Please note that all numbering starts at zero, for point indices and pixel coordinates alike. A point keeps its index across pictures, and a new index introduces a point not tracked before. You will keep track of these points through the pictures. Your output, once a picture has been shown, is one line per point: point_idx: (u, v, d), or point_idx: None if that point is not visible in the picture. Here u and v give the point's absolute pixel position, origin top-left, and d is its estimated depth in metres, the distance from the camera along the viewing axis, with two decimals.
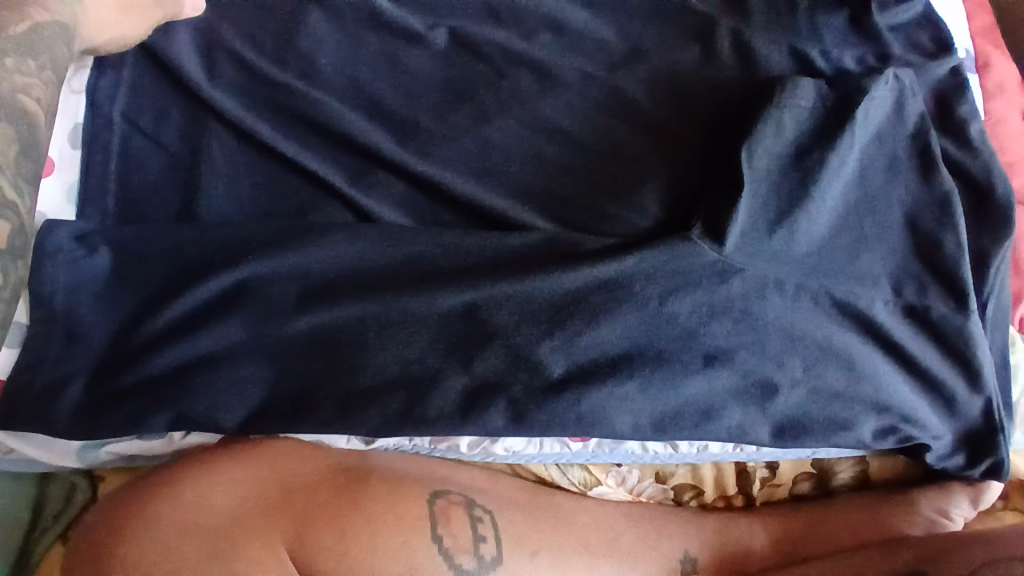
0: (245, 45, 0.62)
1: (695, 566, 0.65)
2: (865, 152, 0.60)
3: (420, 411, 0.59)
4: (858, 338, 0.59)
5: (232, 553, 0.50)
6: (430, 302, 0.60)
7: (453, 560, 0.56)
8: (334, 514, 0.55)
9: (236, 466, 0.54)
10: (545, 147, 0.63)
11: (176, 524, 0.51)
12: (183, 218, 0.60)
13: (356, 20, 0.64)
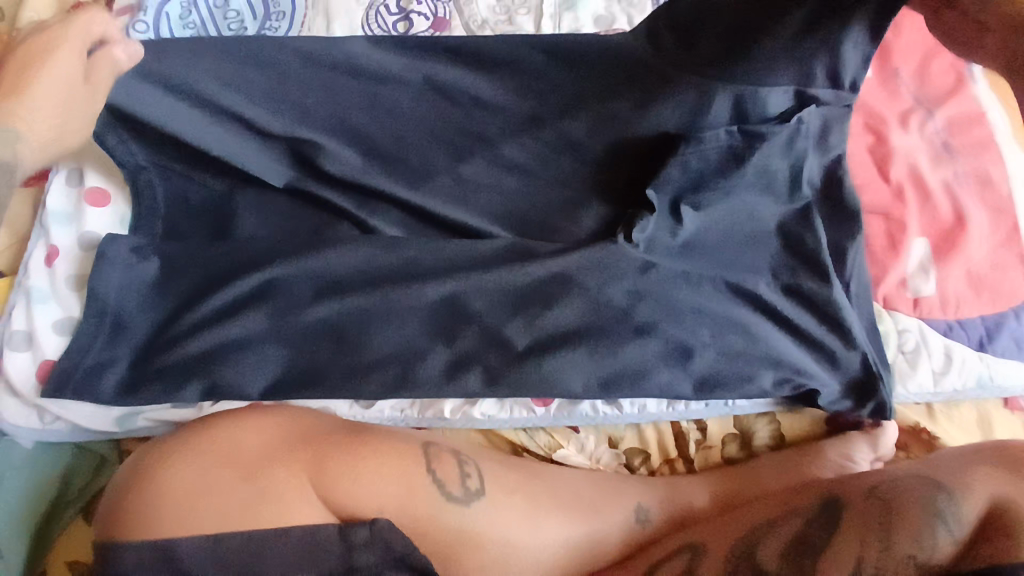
0: (243, 91, 0.74)
1: (649, 515, 0.76)
2: (755, 177, 0.78)
3: (411, 379, 0.72)
4: (749, 310, 0.76)
5: (263, 478, 0.62)
6: (416, 295, 0.73)
7: (444, 489, 0.67)
8: (347, 453, 0.66)
9: (261, 418, 0.68)
10: (507, 178, 0.81)
11: (216, 457, 0.63)
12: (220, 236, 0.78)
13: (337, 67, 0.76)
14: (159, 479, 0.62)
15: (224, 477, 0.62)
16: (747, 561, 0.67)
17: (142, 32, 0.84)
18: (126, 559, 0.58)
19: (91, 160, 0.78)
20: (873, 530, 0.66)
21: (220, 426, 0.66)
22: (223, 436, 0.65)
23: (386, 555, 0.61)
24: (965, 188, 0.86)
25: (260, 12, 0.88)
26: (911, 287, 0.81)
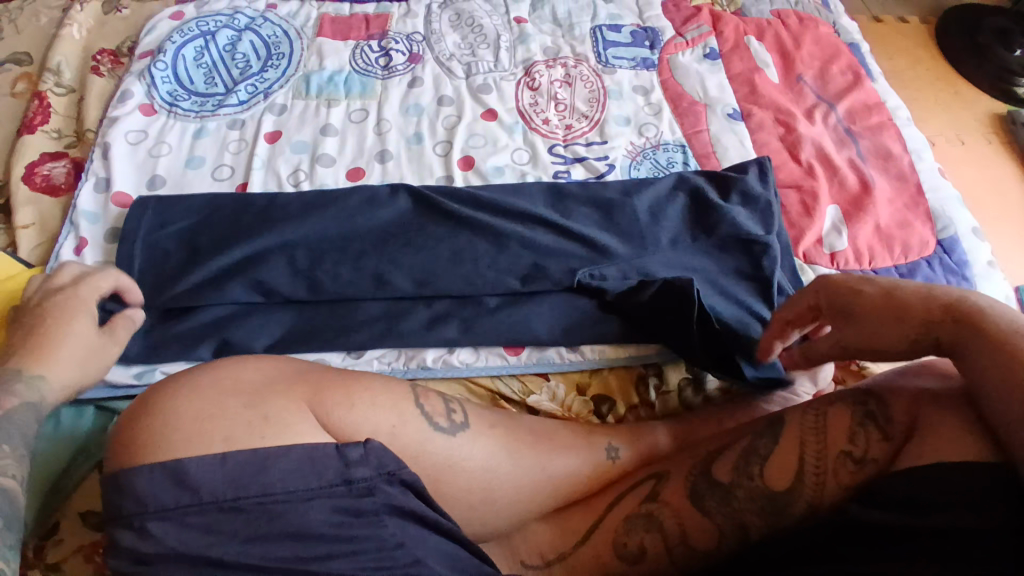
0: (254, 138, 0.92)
1: (620, 454, 0.82)
2: (675, 178, 0.94)
3: (396, 332, 0.83)
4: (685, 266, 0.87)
5: (264, 406, 0.63)
6: (399, 266, 0.85)
7: (432, 419, 0.70)
8: (345, 386, 0.68)
9: (257, 361, 0.68)
10: (474, 176, 0.96)
11: (217, 389, 0.64)
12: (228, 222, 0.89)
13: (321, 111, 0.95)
14: (164, 408, 0.62)
15: (230, 406, 0.62)
16: (703, 477, 0.73)
17: (160, 70, 1.02)
18: (142, 482, 0.57)
19: (118, 171, 0.91)
20: (811, 434, 0.70)
21: (225, 365, 0.67)
22: (229, 374, 0.66)
23: (380, 470, 0.62)
24: (867, 164, 1.02)
25: (263, 54, 1.05)
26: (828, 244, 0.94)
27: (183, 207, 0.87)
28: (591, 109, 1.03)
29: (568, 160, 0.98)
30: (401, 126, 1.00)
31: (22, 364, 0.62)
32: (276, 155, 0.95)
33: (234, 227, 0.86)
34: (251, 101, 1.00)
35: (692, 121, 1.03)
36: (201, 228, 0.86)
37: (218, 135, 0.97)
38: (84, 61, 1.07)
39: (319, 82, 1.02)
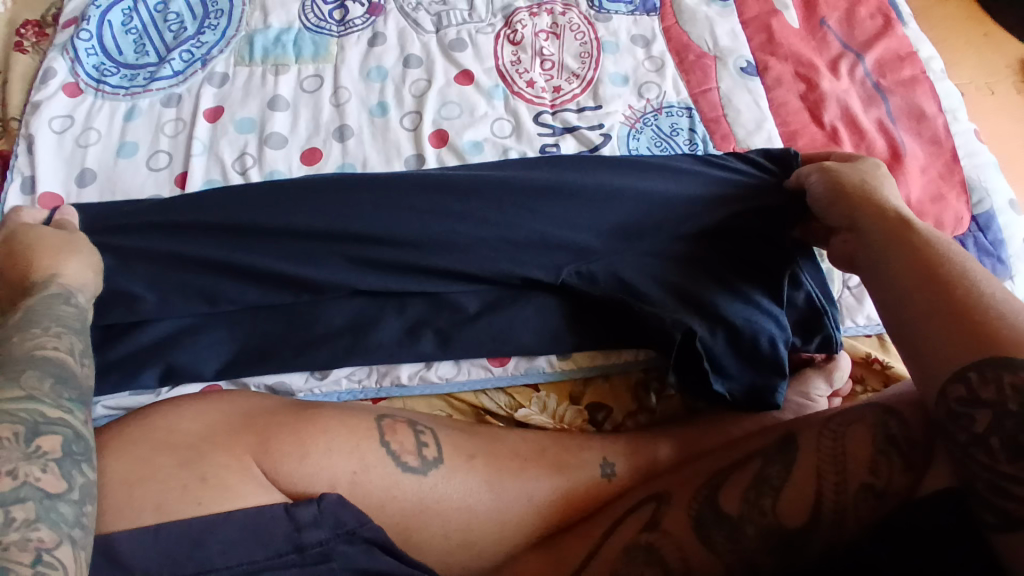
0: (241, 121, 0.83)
1: (616, 471, 0.75)
2: (682, 159, 0.81)
3: (363, 348, 0.73)
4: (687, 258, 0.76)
5: (201, 464, 0.54)
6: (360, 272, 0.72)
7: (400, 459, 0.63)
8: (295, 428, 0.60)
9: (194, 406, 0.59)
10: (448, 155, 0.83)
11: (148, 445, 0.55)
12: None
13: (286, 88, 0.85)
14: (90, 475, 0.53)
15: (162, 466, 0.54)
16: (709, 506, 0.66)
17: (84, 41, 0.86)
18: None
19: (42, 167, 0.78)
20: (828, 462, 0.63)
21: (157, 411, 0.58)
22: (160, 421, 0.57)
23: (337, 531, 0.54)
24: (898, 126, 0.89)
25: (199, 12, 0.90)
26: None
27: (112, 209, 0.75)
28: (582, 66, 0.89)
29: (557, 130, 0.85)
30: (361, 94, 0.86)
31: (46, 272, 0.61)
32: (218, 137, 0.82)
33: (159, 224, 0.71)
34: (187, 71, 0.86)
35: (700, 79, 0.89)
36: (111, 231, 0.70)
37: (153, 116, 0.83)
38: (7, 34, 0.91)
39: (264, 44, 0.88)
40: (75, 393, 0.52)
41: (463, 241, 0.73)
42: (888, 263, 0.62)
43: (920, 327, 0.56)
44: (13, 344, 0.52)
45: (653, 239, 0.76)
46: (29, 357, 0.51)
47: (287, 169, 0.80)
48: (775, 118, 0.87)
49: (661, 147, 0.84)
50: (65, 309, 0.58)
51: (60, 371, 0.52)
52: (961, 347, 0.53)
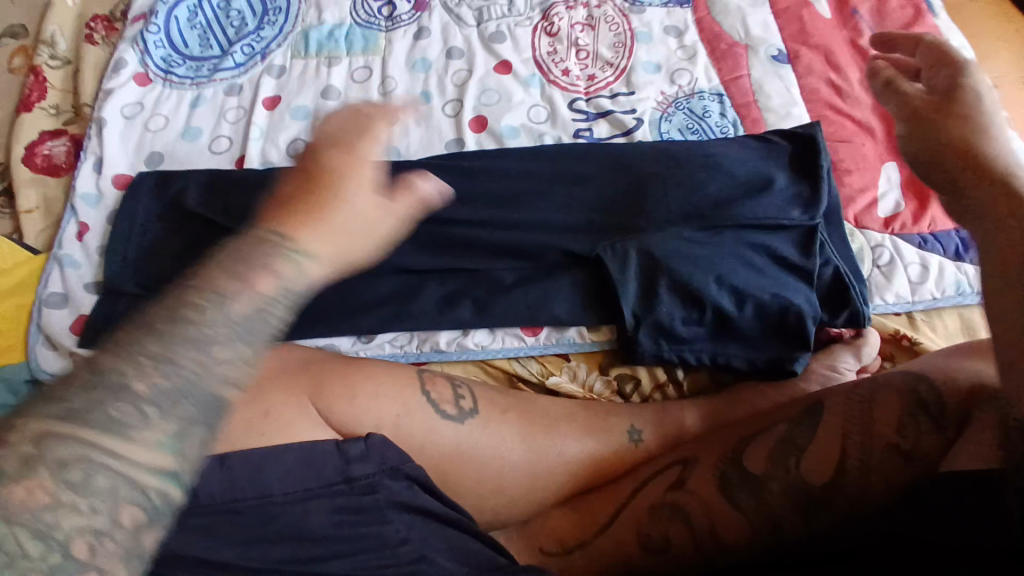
0: (298, 106, 0.90)
1: (642, 436, 0.78)
2: (709, 142, 0.85)
3: (404, 316, 0.77)
4: (711, 231, 0.79)
5: (262, 401, 0.60)
6: (407, 250, 0.79)
7: (437, 407, 0.68)
8: (343, 376, 0.65)
9: (259, 355, 0.65)
10: (486, 140, 0.88)
11: None
12: (217, 188, 0.82)
13: (335, 80, 0.92)
14: None
15: None
16: (735, 466, 0.68)
17: (153, 34, 0.95)
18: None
19: (111, 150, 0.86)
20: (855, 424, 0.64)
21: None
22: None
23: (383, 466, 0.59)
24: None
25: (259, 9, 0.97)
26: (897, 206, 0.84)
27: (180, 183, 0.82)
28: (616, 56, 0.93)
29: (590, 116, 0.89)
30: (407, 84, 0.91)
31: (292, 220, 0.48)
32: (275, 123, 0.89)
33: (233, 197, 0.81)
34: (248, 63, 0.93)
35: (732, 66, 0.92)
36: (188, 206, 0.81)
37: (215, 103, 0.91)
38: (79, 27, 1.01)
39: (318, 38, 0.95)
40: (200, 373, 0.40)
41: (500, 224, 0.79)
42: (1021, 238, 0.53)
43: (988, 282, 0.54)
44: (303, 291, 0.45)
45: (673, 212, 0.80)
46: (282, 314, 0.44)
47: None
48: (806, 104, 0.89)
49: (692, 128, 0.88)
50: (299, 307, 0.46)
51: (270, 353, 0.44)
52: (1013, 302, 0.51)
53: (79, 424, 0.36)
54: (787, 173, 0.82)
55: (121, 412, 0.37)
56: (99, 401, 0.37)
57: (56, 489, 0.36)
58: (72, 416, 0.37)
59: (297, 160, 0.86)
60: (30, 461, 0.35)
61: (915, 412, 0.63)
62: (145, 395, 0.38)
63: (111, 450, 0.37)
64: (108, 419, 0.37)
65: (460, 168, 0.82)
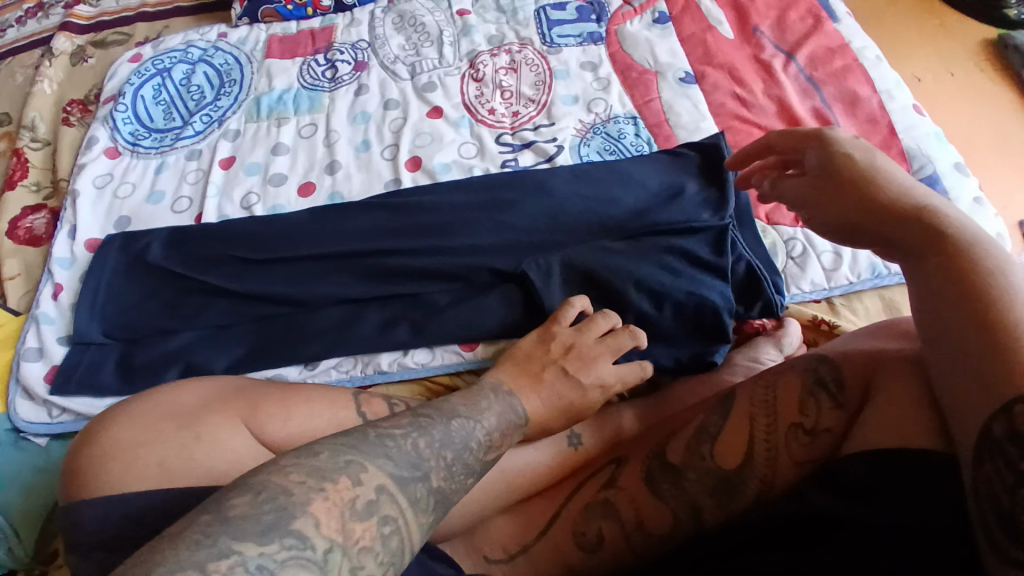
0: (251, 164, 0.99)
1: (582, 442, 0.80)
2: (625, 159, 0.92)
3: (347, 342, 0.83)
4: (628, 240, 0.85)
5: (195, 426, 0.64)
6: (348, 282, 0.86)
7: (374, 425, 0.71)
8: (279, 399, 0.69)
9: (196, 385, 0.70)
10: (421, 177, 0.95)
11: (156, 411, 0.66)
12: (175, 242, 0.90)
13: (285, 138, 1.01)
14: (106, 435, 0.64)
15: (163, 428, 0.64)
16: (658, 460, 0.70)
17: (122, 112, 1.06)
18: (85, 513, 0.60)
19: (83, 218, 0.95)
20: (760, 407, 0.67)
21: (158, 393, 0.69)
22: (154, 399, 0.68)
23: None
24: (833, 110, 0.96)
25: (216, 83, 1.09)
26: None
27: (146, 240, 0.90)
28: (537, 92, 1.02)
29: (516, 147, 0.97)
30: (349, 135, 1.00)
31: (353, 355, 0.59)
32: (231, 180, 0.97)
33: (190, 249, 0.89)
34: (207, 131, 1.03)
35: (644, 91, 0.99)
36: (149, 262, 0.89)
37: (178, 168, 1.00)
38: (57, 113, 1.14)
39: (269, 103, 1.05)
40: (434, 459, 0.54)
41: (432, 254, 0.86)
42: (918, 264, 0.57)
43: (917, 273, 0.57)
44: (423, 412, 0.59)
45: (592, 226, 0.86)
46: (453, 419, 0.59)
47: (287, 201, 0.94)
48: (714, 119, 0.96)
49: (610, 150, 0.95)
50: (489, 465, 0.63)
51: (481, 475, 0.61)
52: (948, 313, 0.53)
53: (403, 491, 0.51)
54: (697, 182, 0.89)
55: (420, 496, 0.52)
56: (416, 475, 0.52)
57: (376, 537, 0.48)
58: (397, 481, 0.51)
59: (248, 212, 0.94)
60: (371, 506, 0.49)
61: (817, 387, 0.65)
62: (450, 464, 0.55)
63: (410, 522, 0.51)
64: (413, 494, 0.52)
65: (395, 204, 0.90)
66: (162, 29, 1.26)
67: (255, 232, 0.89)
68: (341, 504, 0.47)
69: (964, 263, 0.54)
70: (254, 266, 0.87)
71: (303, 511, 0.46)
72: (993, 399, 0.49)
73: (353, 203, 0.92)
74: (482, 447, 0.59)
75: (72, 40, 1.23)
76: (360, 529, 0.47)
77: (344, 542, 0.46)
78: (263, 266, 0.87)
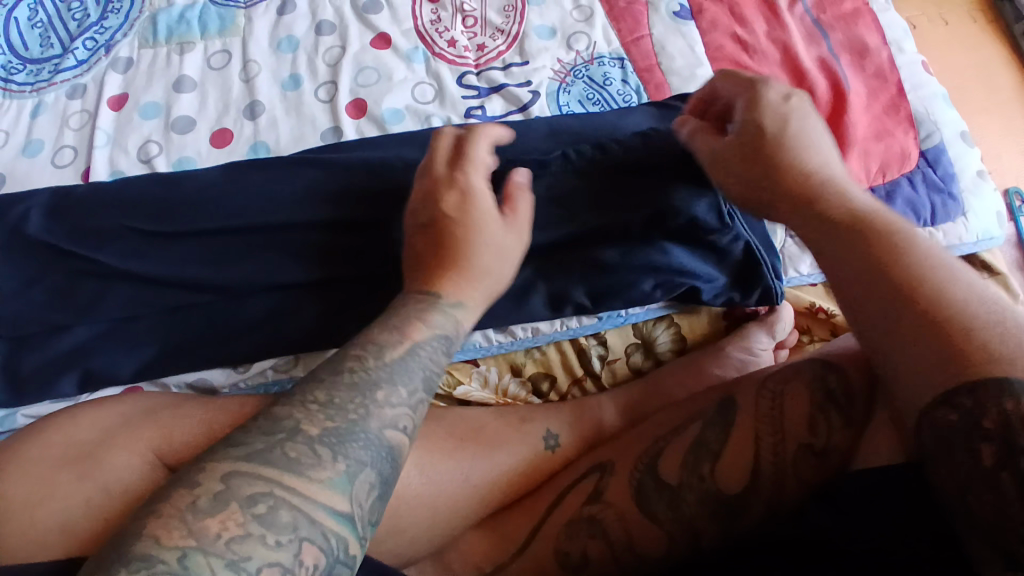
0: (149, 103, 0.78)
1: (559, 441, 0.73)
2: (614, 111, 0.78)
3: (286, 337, 0.70)
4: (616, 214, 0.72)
5: (101, 471, 0.54)
6: (281, 267, 0.70)
7: None
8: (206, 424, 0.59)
9: (88, 412, 0.59)
10: (367, 127, 0.78)
11: (48, 457, 0.55)
12: (54, 206, 0.70)
13: (191, 68, 0.80)
14: None
15: (63, 481, 0.54)
16: (650, 474, 0.63)
17: None
18: None
19: None
20: (766, 423, 0.60)
21: (50, 423, 0.59)
22: (40, 438, 0.57)
23: None
24: (841, 61, 0.85)
25: None
26: None
27: (21, 207, 0.70)
28: (506, 21, 0.84)
29: (482, 91, 0.80)
30: (272, 67, 0.81)
31: (440, 285, 0.57)
32: (123, 125, 0.77)
33: (73, 217, 0.69)
34: (92, 60, 0.81)
35: (632, 27, 0.84)
36: (23, 237, 0.69)
37: (58, 109, 0.79)
38: None
39: (168, 23, 0.83)
40: (290, 429, 0.45)
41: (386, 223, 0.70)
42: (848, 260, 0.52)
43: (847, 260, 0.53)
44: (311, 374, 0.49)
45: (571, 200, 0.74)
46: (330, 364, 0.49)
47: (197, 154, 0.75)
48: (711, 64, 0.83)
49: (592, 98, 0.81)
50: (439, 360, 0.53)
51: (425, 378, 0.51)
52: (885, 298, 0.49)
53: (262, 464, 0.43)
54: None
55: (298, 453, 0.44)
56: (275, 441, 0.44)
57: (249, 520, 0.41)
58: (251, 459, 0.43)
59: (148, 168, 0.74)
60: (223, 496, 0.41)
61: (836, 396, 0.58)
62: (322, 403, 0.46)
63: (287, 485, 0.42)
64: (283, 458, 0.43)
65: (333, 160, 0.72)
66: None
67: (156, 195, 0.70)
68: (182, 511, 0.40)
69: (877, 247, 0.52)
70: (156, 240, 0.69)
71: (140, 536, 0.39)
72: (942, 385, 0.45)
73: (279, 159, 0.73)
74: (366, 360, 0.49)
75: None
76: (218, 522, 0.40)
77: (199, 543, 0.39)
78: (172, 242, 0.69)
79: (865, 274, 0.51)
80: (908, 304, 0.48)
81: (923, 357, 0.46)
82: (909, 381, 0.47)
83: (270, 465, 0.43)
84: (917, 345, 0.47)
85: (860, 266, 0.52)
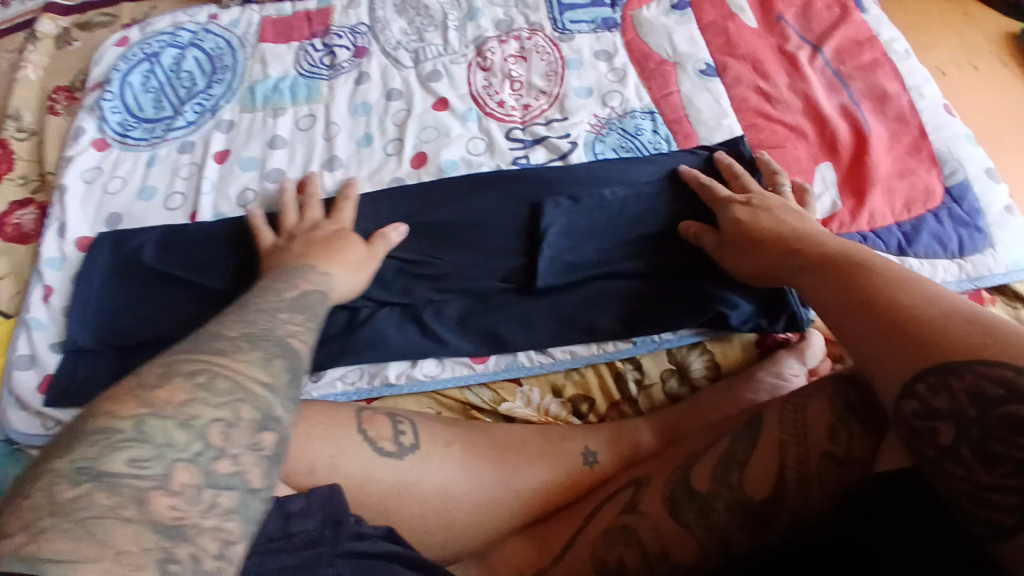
0: (246, 158, 0.93)
1: (597, 458, 0.78)
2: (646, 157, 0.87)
3: (352, 353, 0.80)
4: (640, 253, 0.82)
5: None
6: (353, 292, 0.81)
7: (376, 444, 0.69)
8: None
9: None
10: (427, 175, 0.89)
11: None
12: (166, 239, 0.84)
13: (282, 129, 0.96)
14: None
15: None
16: (682, 484, 0.67)
17: (110, 101, 1.00)
18: None
19: (72, 214, 0.90)
20: (790, 433, 0.63)
21: None
22: None
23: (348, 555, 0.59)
24: (862, 108, 0.92)
25: (208, 69, 1.03)
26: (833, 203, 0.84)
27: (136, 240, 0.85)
28: (549, 83, 0.96)
29: (527, 143, 0.91)
30: (349, 128, 0.95)
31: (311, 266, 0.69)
32: (225, 175, 0.92)
33: (182, 249, 0.83)
34: (199, 120, 0.98)
35: (662, 85, 0.94)
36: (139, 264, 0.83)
37: (169, 161, 0.95)
38: (39, 101, 1.07)
39: (264, 92, 0.99)
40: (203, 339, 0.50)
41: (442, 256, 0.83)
42: (822, 288, 0.62)
43: (820, 288, 0.63)
44: None
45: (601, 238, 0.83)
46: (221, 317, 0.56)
47: (285, 200, 0.89)
48: (736, 114, 0.92)
49: (626, 147, 0.90)
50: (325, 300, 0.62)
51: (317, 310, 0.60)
52: (854, 310, 0.58)
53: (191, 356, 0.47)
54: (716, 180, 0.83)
55: (221, 346, 0.49)
56: (189, 344, 0.49)
57: (190, 390, 0.45)
58: (174, 357, 0.48)
59: (244, 211, 0.88)
60: (163, 378, 0.45)
61: (857, 410, 0.61)
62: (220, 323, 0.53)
63: (218, 364, 0.47)
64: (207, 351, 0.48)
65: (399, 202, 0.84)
66: (148, 9, 1.15)
67: (246, 231, 0.83)
68: (129, 391, 0.44)
69: (851, 271, 0.61)
70: (248, 268, 0.82)
71: (94, 421, 0.42)
72: (911, 367, 0.51)
73: (352, 201, 0.86)
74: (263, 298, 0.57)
75: (56, 22, 1.14)
76: (165, 393, 0.44)
77: (153, 409, 0.43)
78: (261, 270, 0.82)
79: (838, 293, 0.60)
80: (873, 308, 0.56)
81: (890, 346, 0.53)
82: (883, 371, 0.53)
83: (197, 357, 0.47)
84: (882, 341, 0.54)
85: (833, 288, 0.61)
